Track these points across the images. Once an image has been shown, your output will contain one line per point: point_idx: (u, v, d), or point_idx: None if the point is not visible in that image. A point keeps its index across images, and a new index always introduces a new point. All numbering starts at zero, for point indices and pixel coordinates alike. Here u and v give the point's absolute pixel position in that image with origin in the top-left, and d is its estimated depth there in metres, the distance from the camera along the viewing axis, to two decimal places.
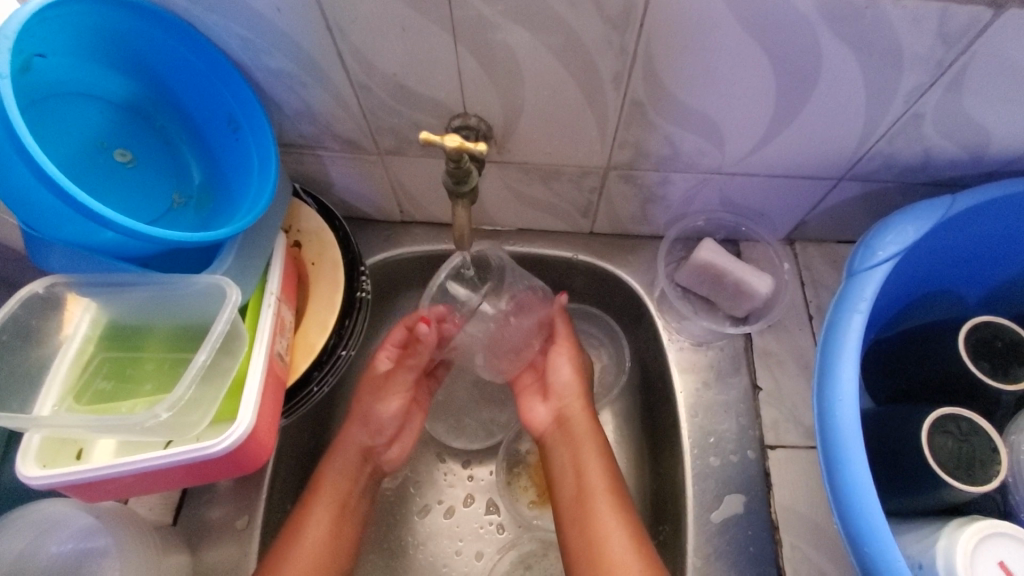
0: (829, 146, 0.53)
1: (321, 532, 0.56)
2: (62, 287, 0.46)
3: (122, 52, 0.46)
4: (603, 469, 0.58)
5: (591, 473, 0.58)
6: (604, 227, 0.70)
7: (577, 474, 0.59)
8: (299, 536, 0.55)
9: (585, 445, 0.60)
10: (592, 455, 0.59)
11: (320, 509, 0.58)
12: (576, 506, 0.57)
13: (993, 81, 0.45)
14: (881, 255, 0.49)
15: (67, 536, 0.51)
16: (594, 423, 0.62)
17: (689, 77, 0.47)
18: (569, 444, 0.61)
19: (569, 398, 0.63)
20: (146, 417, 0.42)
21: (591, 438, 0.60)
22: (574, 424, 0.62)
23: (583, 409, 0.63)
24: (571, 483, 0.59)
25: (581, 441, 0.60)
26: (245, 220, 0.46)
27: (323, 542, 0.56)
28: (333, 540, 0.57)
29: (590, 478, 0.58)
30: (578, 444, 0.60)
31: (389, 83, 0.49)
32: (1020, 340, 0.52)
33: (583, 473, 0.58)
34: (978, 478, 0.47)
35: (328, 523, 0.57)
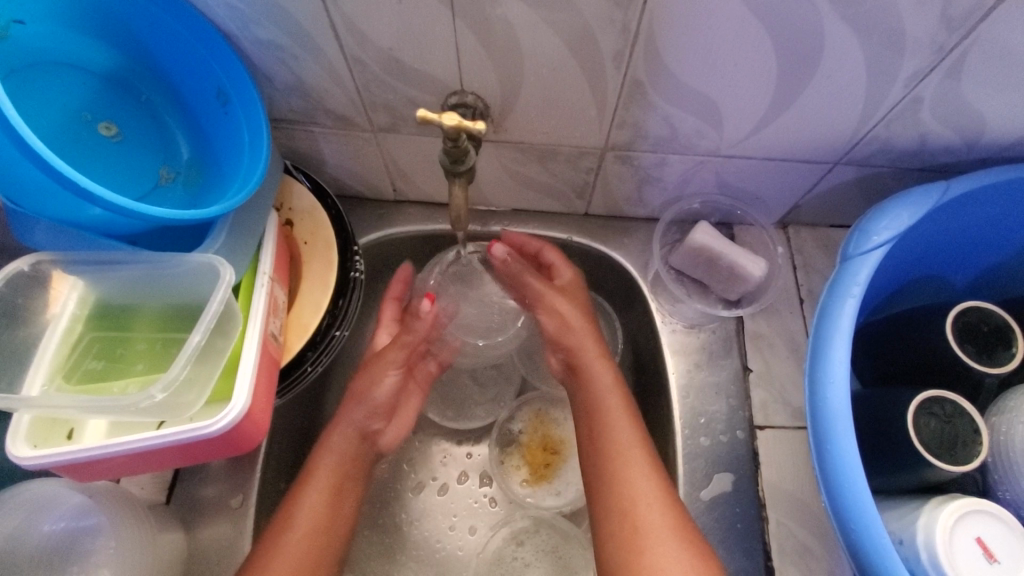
0: (827, 129, 0.53)
1: (327, 480, 0.57)
2: (48, 265, 0.45)
3: (106, 21, 0.44)
4: (618, 406, 0.58)
5: (610, 412, 0.57)
6: (599, 209, 0.69)
7: (592, 410, 0.59)
8: (307, 481, 0.56)
9: (599, 381, 0.60)
10: (607, 389, 0.59)
11: (324, 461, 0.57)
12: (590, 441, 0.57)
13: (992, 67, 0.45)
14: (875, 239, 0.50)
15: (59, 515, 0.51)
16: (607, 363, 0.61)
17: (690, 56, 0.46)
18: (585, 380, 0.61)
19: (581, 337, 0.62)
20: (140, 398, 0.41)
21: (608, 375, 0.60)
22: (585, 362, 0.61)
23: (596, 346, 0.62)
24: (585, 420, 0.59)
25: (596, 376, 0.60)
26: (237, 198, 0.45)
27: (326, 492, 0.56)
28: (337, 490, 0.57)
29: (607, 416, 0.57)
30: (592, 379, 0.60)
31: (384, 57, 0.48)
32: (1005, 325, 0.53)
33: (601, 412, 0.58)
34: (959, 458, 0.49)
35: (336, 473, 0.57)
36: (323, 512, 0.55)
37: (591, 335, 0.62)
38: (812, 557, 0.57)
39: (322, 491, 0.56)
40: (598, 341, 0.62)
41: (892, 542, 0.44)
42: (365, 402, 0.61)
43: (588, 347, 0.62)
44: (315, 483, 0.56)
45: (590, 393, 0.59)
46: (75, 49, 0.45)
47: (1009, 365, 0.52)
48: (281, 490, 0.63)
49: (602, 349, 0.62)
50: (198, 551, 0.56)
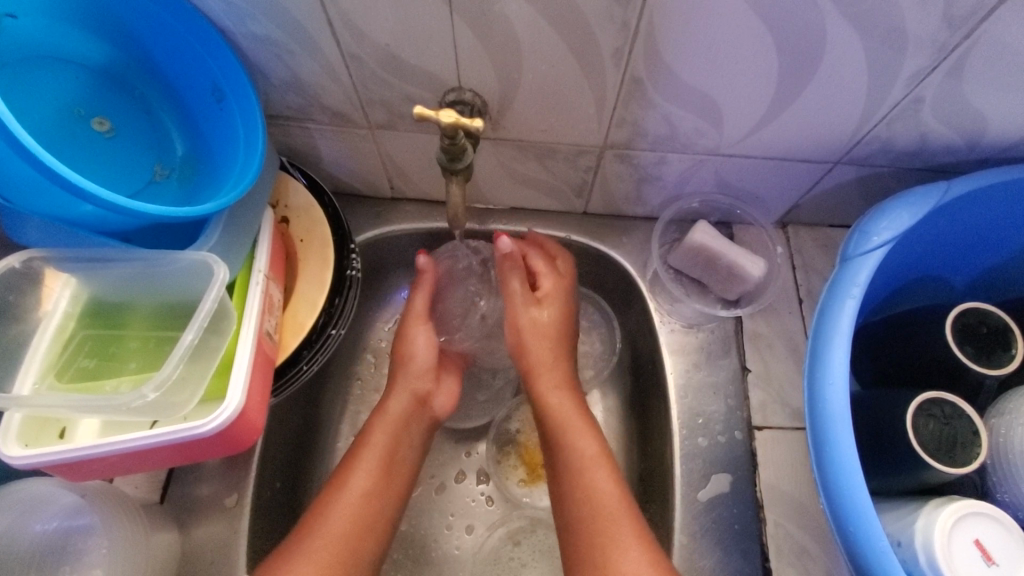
0: (828, 128, 0.53)
1: (382, 445, 0.59)
2: (40, 262, 0.44)
3: (98, 15, 0.43)
4: (599, 463, 0.56)
5: (592, 474, 0.55)
6: (598, 207, 0.69)
7: (571, 473, 0.56)
8: (364, 445, 0.59)
9: (580, 440, 0.57)
10: (590, 448, 0.56)
11: (379, 429, 0.60)
12: (570, 502, 0.55)
13: (994, 66, 0.44)
14: (876, 240, 0.49)
15: (52, 514, 0.51)
16: (570, 395, 0.61)
17: (690, 54, 0.46)
18: (561, 440, 0.58)
19: (543, 360, 0.62)
20: (133, 397, 0.41)
21: (586, 428, 0.58)
22: (562, 415, 0.59)
23: (570, 397, 0.61)
24: (560, 480, 0.57)
25: (574, 431, 0.58)
26: (232, 195, 0.44)
27: (381, 457, 0.58)
28: (391, 456, 0.59)
29: (589, 477, 0.55)
30: (571, 439, 0.57)
31: (381, 53, 0.48)
32: (1004, 325, 0.53)
33: (582, 473, 0.55)
34: (958, 460, 0.48)
35: (391, 439, 0.60)
36: (378, 476, 0.57)
37: (553, 355, 0.62)
38: (809, 557, 0.57)
39: (377, 456, 0.58)
40: (563, 370, 0.62)
41: (891, 545, 0.44)
42: (411, 371, 0.63)
43: (550, 372, 0.61)
44: (370, 449, 0.58)
45: (562, 441, 0.58)
46: (68, 44, 0.44)
47: (1009, 365, 0.52)
48: (276, 489, 0.62)
49: (576, 400, 0.61)
50: (192, 550, 0.56)
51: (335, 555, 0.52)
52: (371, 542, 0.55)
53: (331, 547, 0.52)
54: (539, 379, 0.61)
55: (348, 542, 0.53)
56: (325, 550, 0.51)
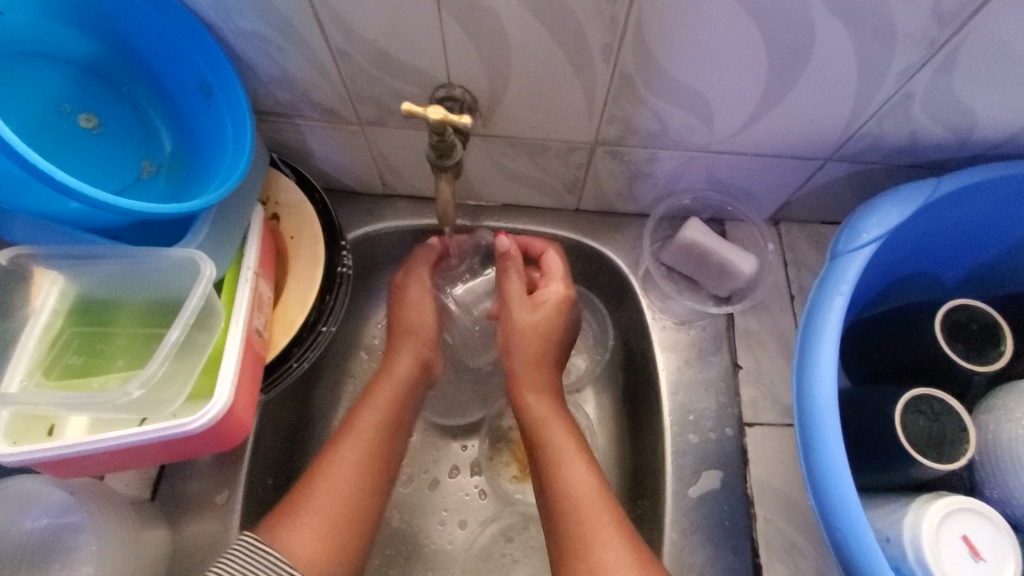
0: (817, 125, 0.53)
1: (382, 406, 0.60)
2: (27, 259, 0.44)
3: (84, 10, 0.43)
4: (571, 451, 0.56)
5: (566, 463, 0.56)
6: (590, 204, 0.69)
7: (545, 463, 0.57)
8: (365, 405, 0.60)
9: (553, 432, 0.58)
10: (562, 437, 0.58)
11: (382, 390, 0.61)
12: (546, 487, 0.55)
13: (983, 63, 0.44)
14: (864, 237, 0.49)
15: (42, 511, 0.51)
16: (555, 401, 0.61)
17: (680, 51, 0.46)
18: (537, 433, 0.59)
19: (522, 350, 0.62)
20: (117, 395, 0.41)
21: (560, 424, 0.59)
22: (535, 408, 0.60)
23: (550, 402, 0.61)
24: (536, 470, 0.57)
25: (549, 426, 0.59)
26: (220, 191, 0.44)
27: (382, 417, 0.59)
28: (392, 416, 0.60)
29: (562, 464, 0.56)
30: (544, 430, 0.58)
31: (370, 50, 0.47)
32: (993, 322, 0.53)
33: (556, 463, 0.56)
34: (946, 456, 0.49)
35: (392, 401, 0.60)
36: (377, 437, 0.58)
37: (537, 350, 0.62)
38: (799, 553, 0.57)
39: (378, 415, 0.59)
40: (550, 368, 0.63)
41: (876, 540, 0.44)
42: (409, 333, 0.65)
43: (529, 365, 0.62)
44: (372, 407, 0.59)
45: (541, 440, 0.58)
46: (55, 39, 0.44)
47: (997, 363, 0.52)
48: (269, 486, 0.62)
49: (552, 398, 0.61)
50: (183, 547, 0.56)
51: (338, 511, 0.53)
52: (374, 499, 0.55)
53: (332, 503, 0.53)
54: (522, 381, 0.62)
55: (350, 498, 0.54)
56: (325, 510, 0.52)
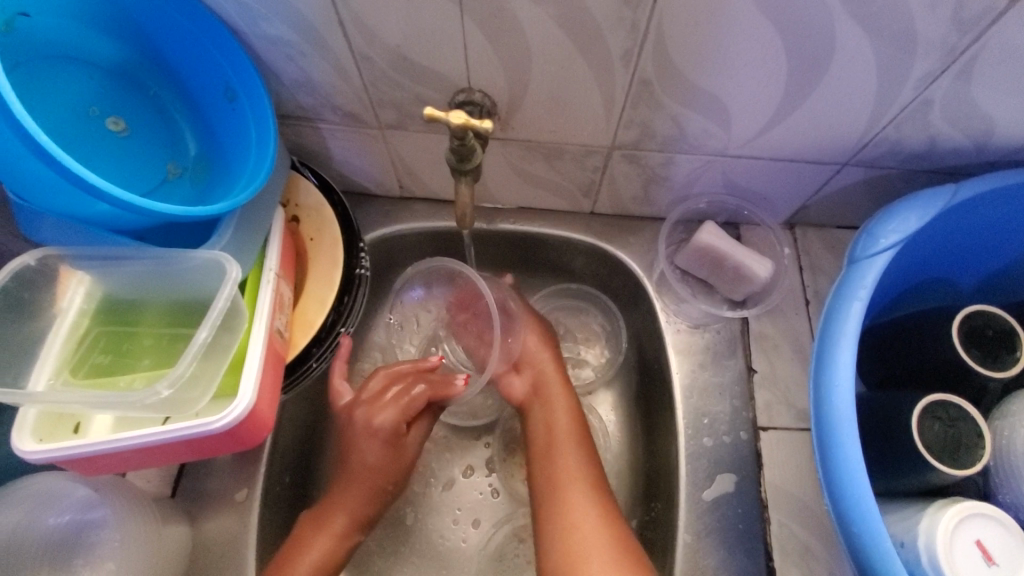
0: (835, 131, 0.53)
1: (319, 558, 0.56)
2: (55, 260, 0.45)
3: (114, 16, 0.44)
4: (579, 480, 0.58)
5: (570, 493, 0.57)
6: (605, 207, 0.69)
7: (550, 491, 0.58)
8: (299, 554, 0.56)
9: (566, 462, 0.59)
10: (572, 467, 0.59)
11: (342, 515, 0.59)
12: (546, 480, 0.59)
13: (1004, 69, 0.44)
14: (883, 243, 0.49)
15: (65, 507, 0.52)
16: (566, 388, 0.65)
17: (699, 58, 0.46)
18: (548, 462, 0.60)
19: (543, 364, 0.66)
20: (147, 394, 0.41)
21: (574, 455, 0.60)
22: (556, 432, 0.62)
23: (567, 401, 0.64)
24: (543, 486, 0.59)
25: (552, 403, 0.63)
26: (245, 194, 0.45)
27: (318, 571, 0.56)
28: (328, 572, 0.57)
29: (570, 492, 0.57)
30: (559, 458, 0.60)
31: (392, 55, 0.48)
32: (1009, 328, 0.53)
33: (561, 494, 0.58)
34: (962, 462, 0.49)
35: (330, 550, 0.57)
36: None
37: (553, 362, 0.67)
38: (813, 558, 0.57)
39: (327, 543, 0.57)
40: (563, 385, 0.65)
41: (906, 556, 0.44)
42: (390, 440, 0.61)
43: (550, 374, 0.65)
44: (329, 530, 0.58)
45: (546, 414, 0.63)
46: (84, 44, 0.45)
47: (1013, 369, 0.52)
48: (286, 484, 0.63)
49: (572, 399, 0.64)
50: (202, 544, 0.57)
51: None
52: None
53: None
54: (545, 386, 0.65)
55: None
56: None
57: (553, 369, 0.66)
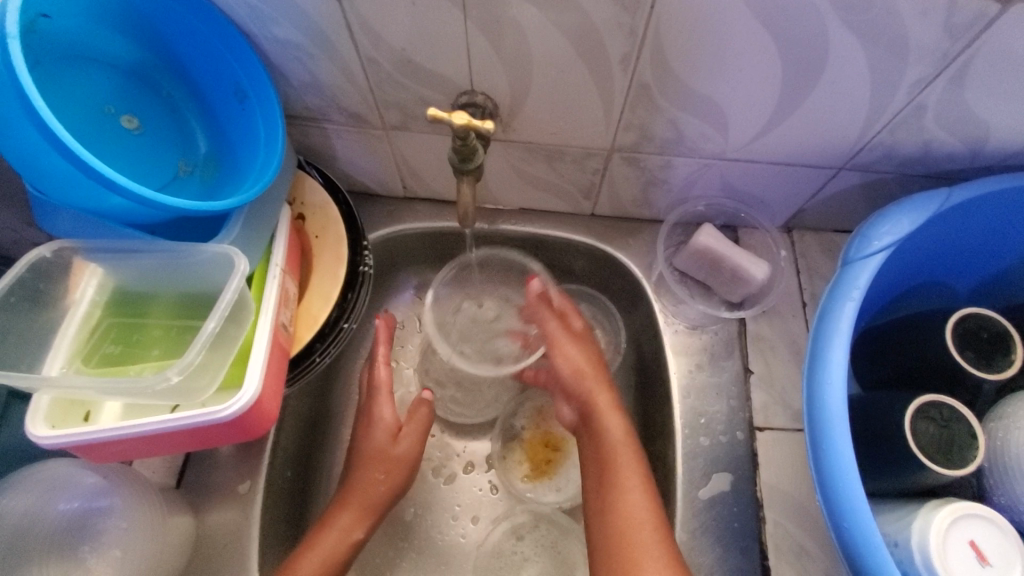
0: (829, 135, 0.54)
1: (324, 556, 0.55)
2: (70, 253, 0.46)
3: (130, 18, 0.46)
4: (644, 517, 0.53)
5: (640, 535, 0.52)
6: (605, 209, 0.70)
7: (613, 531, 0.54)
8: (306, 552, 0.55)
9: (631, 499, 0.54)
10: (631, 492, 0.55)
11: (346, 512, 0.58)
12: (597, 497, 0.57)
13: (994, 75, 0.45)
14: (876, 245, 0.50)
15: (75, 494, 0.53)
16: (618, 413, 0.61)
17: (697, 63, 0.47)
18: (610, 500, 0.56)
19: (592, 384, 0.62)
20: (157, 380, 0.42)
21: (635, 473, 0.56)
22: (617, 467, 0.57)
23: (623, 425, 0.60)
24: (600, 522, 0.55)
25: (603, 420, 0.60)
26: (254, 190, 0.46)
27: (325, 571, 0.54)
28: (334, 571, 0.55)
29: (638, 535, 0.52)
30: (621, 496, 0.55)
31: (397, 57, 0.50)
32: (1004, 332, 0.53)
33: (628, 534, 0.53)
34: (955, 462, 0.49)
35: (335, 549, 0.56)
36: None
37: (607, 385, 0.63)
38: (808, 557, 0.57)
39: (333, 540, 0.57)
40: (623, 419, 0.60)
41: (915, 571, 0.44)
42: (380, 429, 0.62)
43: (604, 400, 0.61)
44: (334, 527, 0.57)
45: (599, 431, 0.60)
46: (101, 45, 0.46)
47: (1008, 371, 0.52)
48: (288, 479, 0.64)
49: (627, 424, 0.60)
50: (206, 535, 0.58)
51: None
52: None
53: None
54: (596, 409, 0.61)
55: None
56: None
57: (607, 397, 0.62)
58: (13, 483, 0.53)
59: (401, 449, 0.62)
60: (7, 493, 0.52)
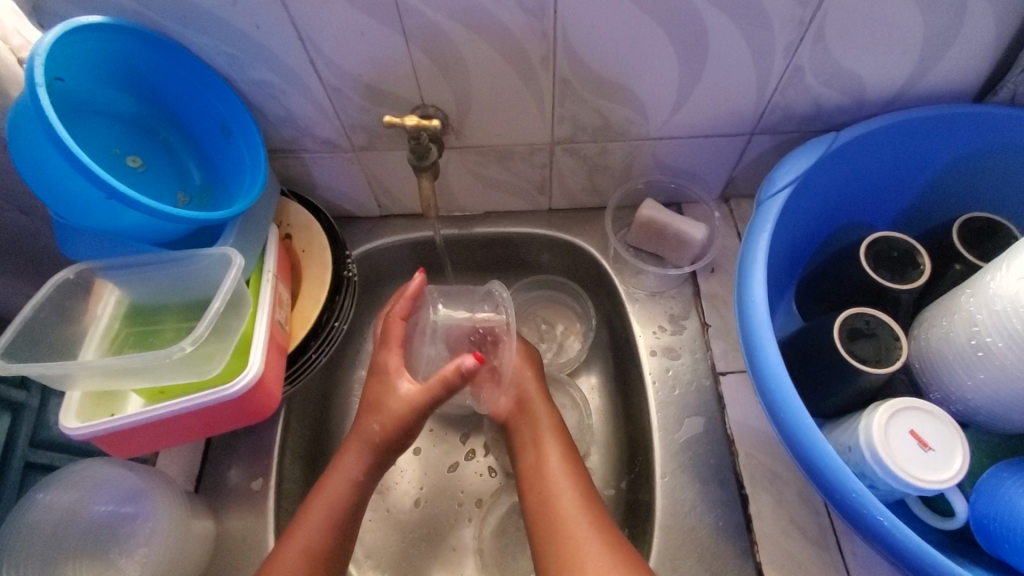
0: (731, 105, 0.63)
1: (336, 498, 0.58)
2: (90, 273, 0.53)
3: (131, 76, 0.55)
4: (565, 477, 0.61)
5: (562, 499, 0.59)
6: (560, 202, 0.79)
7: (541, 498, 0.60)
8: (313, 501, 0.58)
9: (549, 461, 0.62)
10: (556, 467, 0.62)
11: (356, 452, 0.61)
12: (527, 475, 0.63)
13: (848, 31, 0.54)
14: (779, 183, 0.58)
15: (107, 497, 0.57)
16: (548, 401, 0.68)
17: (603, 53, 0.56)
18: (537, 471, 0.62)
19: (523, 381, 0.69)
20: (173, 350, 0.48)
21: (557, 449, 0.63)
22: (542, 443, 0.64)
23: (546, 411, 0.67)
24: (531, 496, 0.61)
25: (533, 408, 0.67)
26: (243, 203, 0.54)
27: (332, 514, 0.57)
28: (343, 515, 0.58)
29: (561, 499, 0.59)
30: (547, 467, 0.62)
31: (357, 84, 0.59)
32: (911, 248, 0.60)
33: (553, 500, 0.59)
34: (883, 361, 0.55)
35: (341, 493, 0.58)
36: (325, 539, 0.56)
37: (536, 381, 0.69)
38: (781, 481, 0.62)
39: (350, 478, 0.59)
40: (546, 399, 0.68)
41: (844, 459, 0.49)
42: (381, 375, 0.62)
43: (534, 391, 0.68)
44: (346, 468, 0.60)
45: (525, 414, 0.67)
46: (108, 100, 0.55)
47: (919, 280, 0.59)
48: (298, 476, 0.69)
49: (553, 412, 0.67)
50: (225, 532, 0.62)
51: None
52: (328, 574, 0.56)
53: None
54: (527, 397, 0.68)
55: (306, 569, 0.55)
56: None
57: (536, 388, 0.68)
58: (57, 479, 0.58)
59: (394, 404, 0.59)
60: (49, 490, 0.57)
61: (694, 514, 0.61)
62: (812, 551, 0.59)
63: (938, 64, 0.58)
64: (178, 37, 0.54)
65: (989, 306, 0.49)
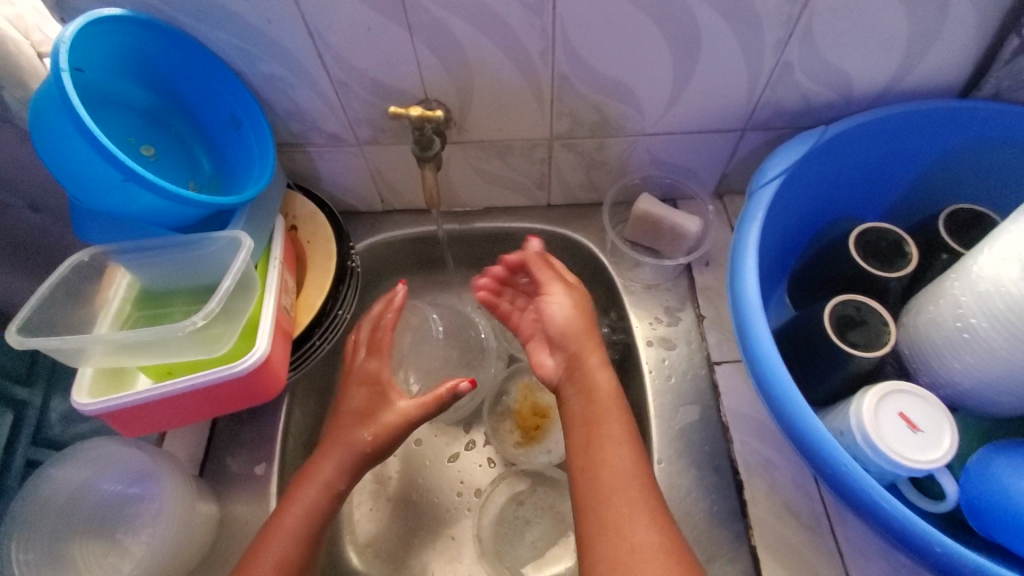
0: (724, 101, 0.65)
1: (308, 505, 0.58)
2: (103, 257, 0.55)
3: (147, 69, 0.57)
4: (626, 464, 0.56)
5: (622, 487, 0.54)
6: (558, 198, 0.81)
7: (598, 484, 0.55)
8: (288, 506, 0.57)
9: (612, 458, 0.56)
10: (617, 450, 0.57)
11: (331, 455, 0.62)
12: (584, 456, 0.58)
13: (833, 29, 0.57)
14: (770, 174, 0.61)
15: (118, 477, 0.59)
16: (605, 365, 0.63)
17: (600, 48, 0.59)
18: (597, 452, 0.57)
19: (578, 341, 0.64)
20: (186, 323, 0.50)
21: (619, 428, 0.58)
22: (602, 420, 0.59)
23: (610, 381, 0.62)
24: (587, 480, 0.56)
25: (591, 377, 0.62)
26: (251, 192, 0.56)
27: (306, 521, 0.57)
28: (317, 523, 0.57)
29: (622, 486, 0.54)
30: (609, 450, 0.57)
31: (363, 78, 0.61)
32: (899, 238, 0.62)
33: (611, 485, 0.55)
34: (872, 346, 0.57)
35: (318, 501, 0.58)
36: (299, 546, 0.55)
37: (593, 343, 0.65)
38: (775, 467, 0.63)
39: (326, 482, 0.60)
40: (603, 357, 0.64)
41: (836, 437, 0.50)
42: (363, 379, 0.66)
43: (592, 356, 0.63)
44: (322, 471, 0.60)
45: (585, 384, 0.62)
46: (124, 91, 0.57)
47: (907, 269, 0.60)
48: (299, 463, 0.70)
49: (613, 379, 0.62)
50: (228, 515, 0.63)
51: None
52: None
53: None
54: (582, 359, 0.63)
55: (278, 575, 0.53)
56: None
57: (592, 350, 0.64)
58: (70, 456, 0.60)
59: (389, 417, 0.63)
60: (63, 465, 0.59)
61: (690, 499, 0.62)
62: (806, 535, 0.60)
63: (921, 61, 0.60)
64: (193, 32, 0.57)
65: (972, 289, 0.51)
